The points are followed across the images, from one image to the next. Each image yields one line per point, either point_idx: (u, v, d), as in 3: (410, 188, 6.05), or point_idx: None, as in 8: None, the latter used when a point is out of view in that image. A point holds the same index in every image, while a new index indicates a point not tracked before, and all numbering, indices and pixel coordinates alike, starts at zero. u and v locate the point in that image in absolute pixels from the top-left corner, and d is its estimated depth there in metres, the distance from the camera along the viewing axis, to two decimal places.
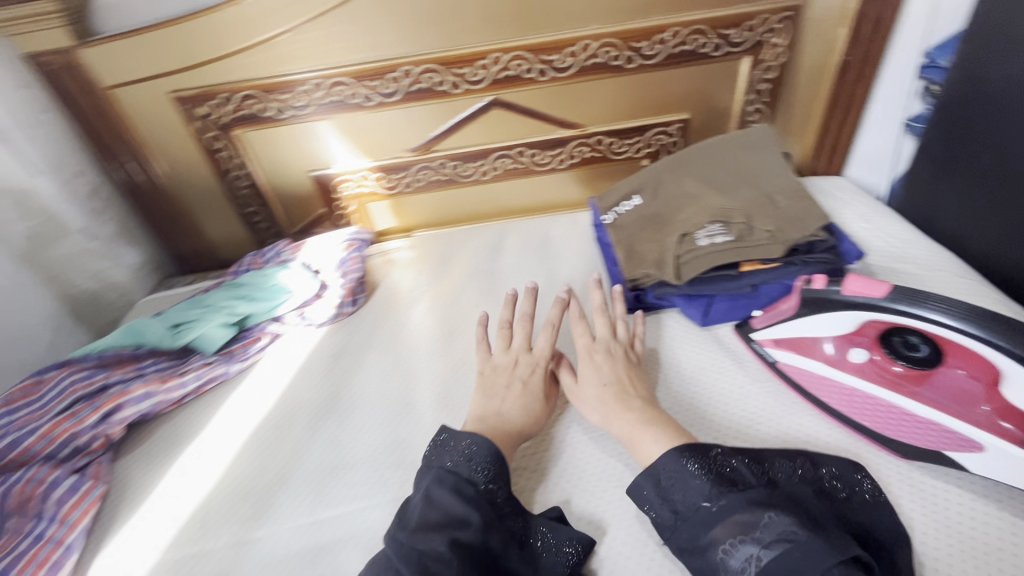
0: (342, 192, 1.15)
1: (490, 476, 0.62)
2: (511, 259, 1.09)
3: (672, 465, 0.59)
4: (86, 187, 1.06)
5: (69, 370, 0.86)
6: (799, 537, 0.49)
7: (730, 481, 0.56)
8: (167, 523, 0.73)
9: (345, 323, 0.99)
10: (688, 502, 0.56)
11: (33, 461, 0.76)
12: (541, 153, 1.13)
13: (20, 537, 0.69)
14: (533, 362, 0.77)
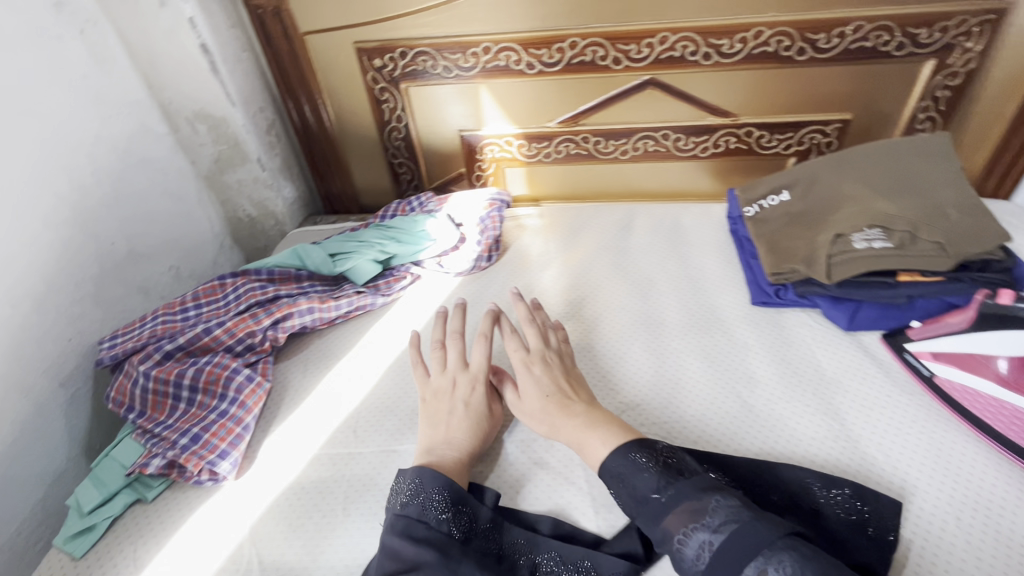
0: (485, 154, 1.20)
1: (446, 488, 0.64)
2: (641, 240, 1.10)
3: (617, 463, 0.63)
4: (265, 122, 1.18)
5: (246, 279, 0.97)
6: (742, 520, 0.53)
7: (672, 472, 0.60)
8: (325, 423, 0.81)
9: (479, 276, 1.05)
10: (640, 497, 0.59)
11: (218, 349, 0.86)
12: (686, 139, 1.13)
13: (207, 411, 0.80)
14: (471, 379, 0.76)
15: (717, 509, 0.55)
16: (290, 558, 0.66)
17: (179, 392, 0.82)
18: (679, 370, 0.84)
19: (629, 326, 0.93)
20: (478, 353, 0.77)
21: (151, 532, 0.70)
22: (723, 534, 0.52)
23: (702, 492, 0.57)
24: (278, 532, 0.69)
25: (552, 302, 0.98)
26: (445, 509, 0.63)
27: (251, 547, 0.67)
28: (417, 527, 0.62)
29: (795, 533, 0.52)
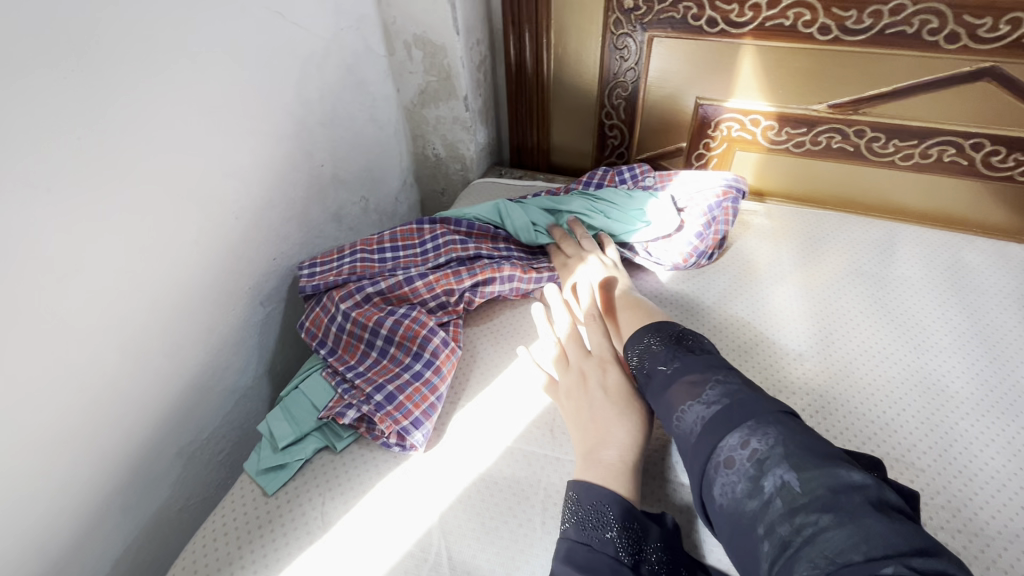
0: (718, 132, 1.01)
1: (618, 508, 0.55)
2: (908, 271, 0.88)
3: (637, 342, 0.65)
4: (479, 56, 1.07)
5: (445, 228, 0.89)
6: (737, 394, 0.51)
7: (683, 348, 0.61)
8: (519, 411, 0.72)
9: (696, 276, 0.90)
10: (654, 377, 0.59)
11: (414, 301, 0.80)
12: (1006, 154, 0.86)
13: (400, 368, 0.74)
14: (599, 362, 0.69)
15: (715, 382, 0.54)
16: (482, 565, 0.58)
17: (373, 340, 0.76)
18: (977, 466, 0.64)
19: (897, 385, 0.72)
20: (595, 335, 0.71)
21: (340, 486, 0.66)
22: (728, 413, 0.50)
23: (706, 368, 0.56)
24: (468, 527, 0.61)
25: (790, 330, 0.80)
26: (619, 535, 0.54)
27: (439, 538, 0.61)
28: (581, 551, 0.52)
29: (790, 413, 0.49)
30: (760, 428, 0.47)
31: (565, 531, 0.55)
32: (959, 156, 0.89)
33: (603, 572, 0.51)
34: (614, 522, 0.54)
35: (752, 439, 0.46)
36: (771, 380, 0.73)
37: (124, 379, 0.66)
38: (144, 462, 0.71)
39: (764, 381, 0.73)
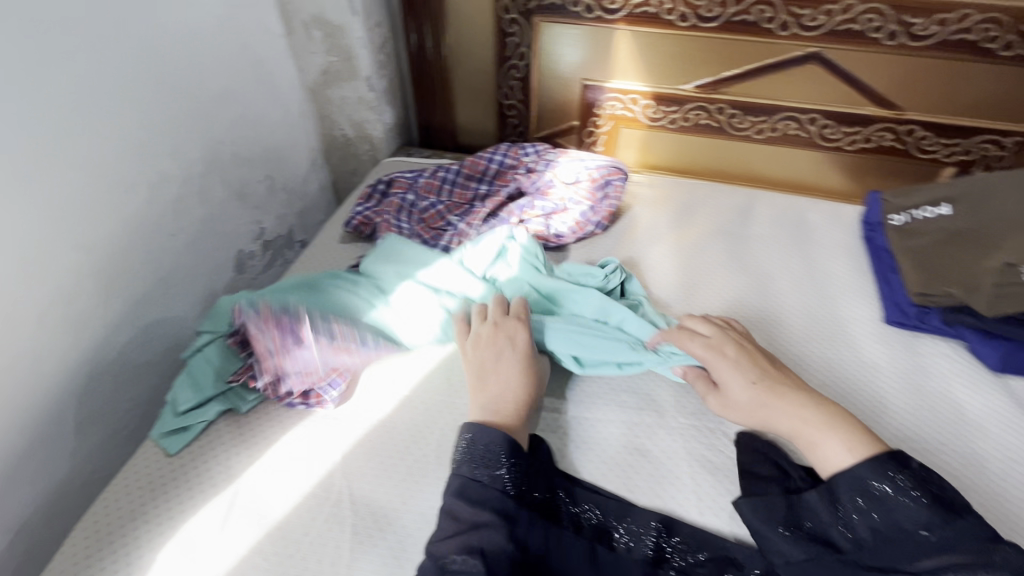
0: (604, 111, 1.11)
1: (506, 447, 0.60)
2: (762, 230, 1.02)
3: (865, 473, 0.55)
4: (381, 38, 1.11)
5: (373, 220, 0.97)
6: (958, 549, 0.49)
7: (948, 505, 0.52)
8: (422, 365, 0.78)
9: (584, 245, 0.98)
10: (875, 524, 0.53)
11: None
12: (835, 127, 1.01)
13: None
14: (512, 325, 0.73)
15: (928, 538, 0.51)
16: (380, 497, 0.64)
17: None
18: (802, 370, 0.78)
19: (748, 318, 0.86)
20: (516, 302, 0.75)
21: (245, 442, 0.70)
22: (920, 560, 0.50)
23: (911, 519, 0.51)
24: (368, 468, 0.67)
25: (660, 279, 0.92)
26: (508, 473, 0.59)
27: (341, 478, 0.66)
28: (472, 488, 0.57)
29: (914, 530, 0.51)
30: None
31: (456, 465, 0.60)
32: (800, 130, 1.03)
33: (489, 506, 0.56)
34: (504, 463, 0.59)
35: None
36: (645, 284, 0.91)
37: (11, 352, 0.66)
38: (43, 436, 0.71)
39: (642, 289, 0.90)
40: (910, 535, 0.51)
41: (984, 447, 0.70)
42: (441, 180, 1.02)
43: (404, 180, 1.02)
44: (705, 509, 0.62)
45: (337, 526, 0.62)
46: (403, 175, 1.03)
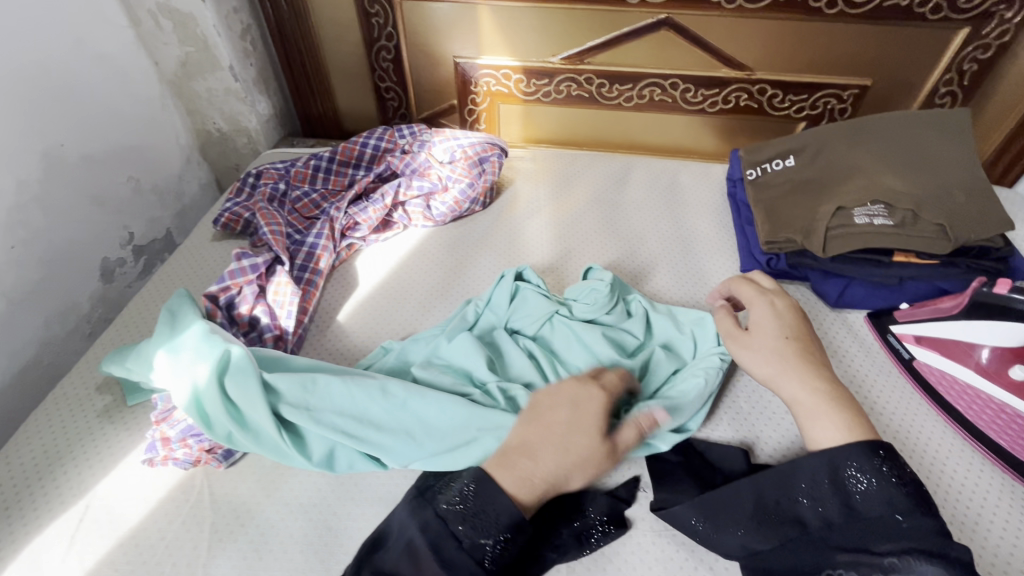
0: (479, 87, 1.13)
1: (474, 478, 0.54)
2: (636, 194, 1.06)
3: (855, 455, 0.54)
4: (240, 24, 1.07)
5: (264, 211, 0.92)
6: (923, 536, 0.49)
7: (926, 500, 0.52)
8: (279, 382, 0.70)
9: (464, 223, 0.99)
10: (855, 507, 0.53)
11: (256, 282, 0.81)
12: (695, 90, 1.06)
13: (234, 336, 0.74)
14: None
15: (898, 523, 0.51)
16: (242, 493, 0.63)
17: (222, 321, 0.75)
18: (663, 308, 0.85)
19: (612, 268, 0.91)
20: None
21: (98, 456, 0.67)
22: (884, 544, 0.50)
23: (888, 506, 0.52)
24: (233, 465, 0.66)
25: (536, 248, 0.94)
26: (458, 500, 0.53)
27: (202, 479, 0.65)
28: (427, 512, 0.52)
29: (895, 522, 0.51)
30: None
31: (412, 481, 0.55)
32: (664, 95, 1.08)
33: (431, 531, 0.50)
34: (466, 490, 0.53)
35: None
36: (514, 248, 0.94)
37: None
38: None
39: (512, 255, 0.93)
40: (881, 519, 0.52)
41: (894, 411, 0.70)
42: (314, 168, 1.00)
43: (274, 170, 0.99)
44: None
45: (195, 527, 0.61)
46: (273, 167, 1.00)
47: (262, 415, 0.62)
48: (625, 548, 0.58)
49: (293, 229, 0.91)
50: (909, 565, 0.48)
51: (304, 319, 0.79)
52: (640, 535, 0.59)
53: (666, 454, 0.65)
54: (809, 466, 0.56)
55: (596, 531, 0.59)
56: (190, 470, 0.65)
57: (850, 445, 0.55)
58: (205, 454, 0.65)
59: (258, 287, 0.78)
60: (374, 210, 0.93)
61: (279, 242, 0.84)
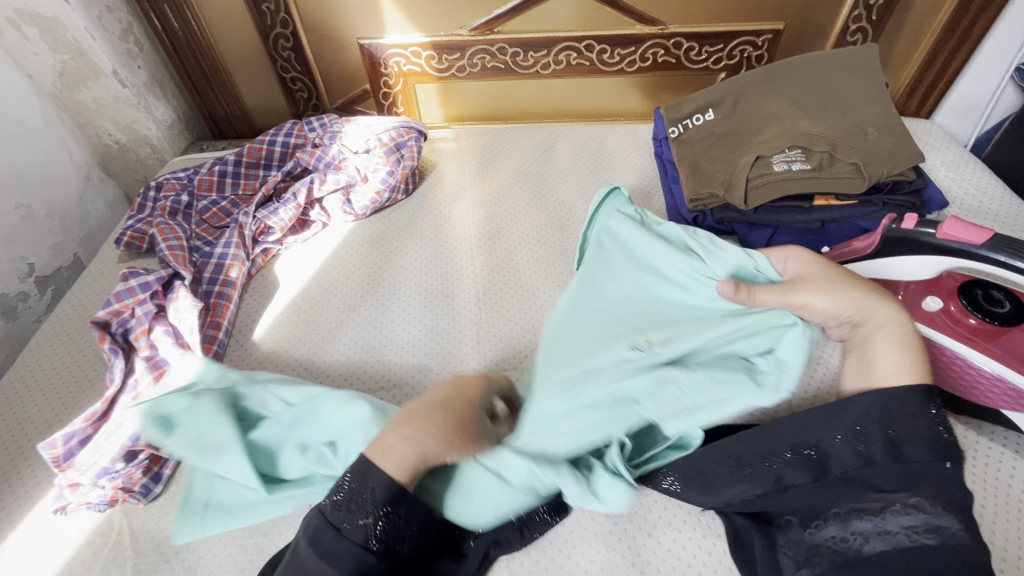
0: (390, 68, 1.08)
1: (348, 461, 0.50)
2: (563, 163, 1.03)
3: (905, 401, 0.51)
4: (119, 25, 0.99)
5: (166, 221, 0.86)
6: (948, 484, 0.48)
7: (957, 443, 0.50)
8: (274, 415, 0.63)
9: (386, 214, 0.95)
10: (897, 451, 0.49)
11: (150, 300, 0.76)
12: (611, 50, 1.04)
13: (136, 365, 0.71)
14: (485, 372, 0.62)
15: (943, 467, 0.48)
16: (166, 527, 0.60)
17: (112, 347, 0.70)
18: None
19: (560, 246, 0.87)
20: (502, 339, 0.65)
21: (5, 512, 0.62)
22: (909, 495, 0.48)
23: (937, 452, 0.49)
24: (155, 500, 0.62)
25: (463, 233, 0.91)
26: (375, 522, 0.48)
27: (121, 518, 0.61)
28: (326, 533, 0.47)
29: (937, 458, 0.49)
30: (952, 524, 0.46)
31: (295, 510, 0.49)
32: (581, 58, 1.05)
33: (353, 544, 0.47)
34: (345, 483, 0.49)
35: (900, 528, 0.47)
36: (441, 237, 0.91)
37: None
38: None
39: (442, 244, 0.90)
40: (927, 465, 0.48)
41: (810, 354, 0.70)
42: (219, 174, 0.95)
43: (175, 181, 0.93)
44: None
45: (117, 569, 0.57)
46: (175, 177, 0.95)
47: (247, 472, 0.58)
48: (567, 533, 0.58)
49: (201, 241, 0.87)
50: (916, 505, 0.47)
51: (215, 333, 0.75)
52: (582, 517, 0.59)
53: None
54: (862, 404, 0.52)
55: (537, 522, 0.57)
56: (107, 511, 0.61)
57: (903, 391, 0.52)
58: (121, 494, 0.61)
59: (153, 307, 0.75)
60: (285, 210, 0.89)
61: (178, 259, 0.80)
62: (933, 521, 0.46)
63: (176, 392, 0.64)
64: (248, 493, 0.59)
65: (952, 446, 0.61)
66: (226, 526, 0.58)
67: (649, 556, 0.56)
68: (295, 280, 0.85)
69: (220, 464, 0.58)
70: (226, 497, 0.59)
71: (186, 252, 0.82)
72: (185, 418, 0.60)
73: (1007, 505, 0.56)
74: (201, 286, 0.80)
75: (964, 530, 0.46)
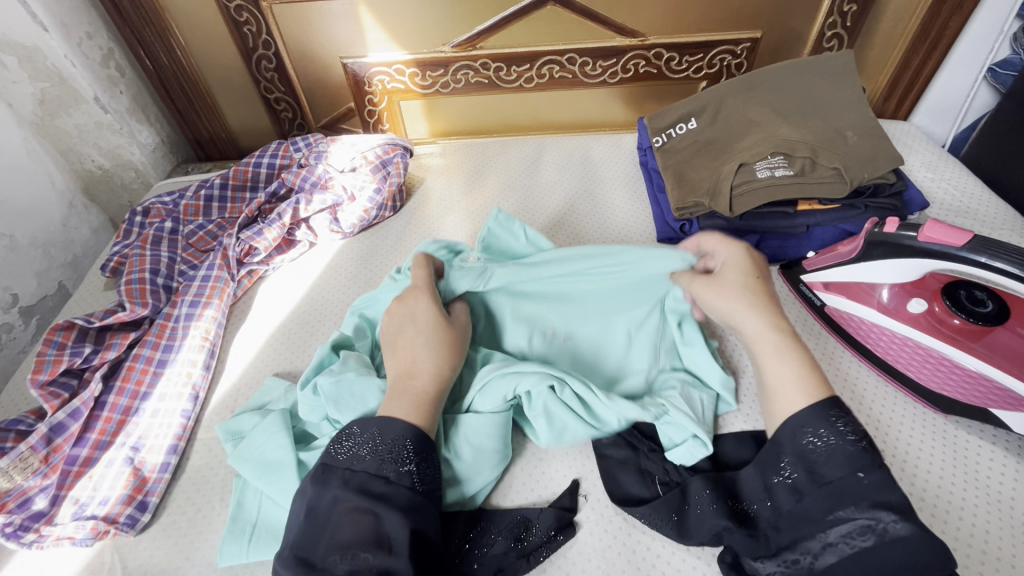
0: (374, 86, 1.08)
1: (414, 441, 0.54)
2: (550, 175, 1.04)
3: (808, 420, 0.52)
4: (99, 51, 0.98)
5: (146, 247, 0.86)
6: (885, 491, 0.47)
7: (878, 449, 0.50)
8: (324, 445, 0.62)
9: (374, 232, 0.95)
10: (815, 471, 0.50)
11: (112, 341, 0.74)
12: (593, 63, 1.05)
13: (95, 407, 0.69)
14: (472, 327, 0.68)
15: (860, 480, 0.48)
16: (159, 561, 0.59)
17: (63, 382, 0.69)
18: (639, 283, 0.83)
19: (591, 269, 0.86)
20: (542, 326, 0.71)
21: None
22: (845, 510, 0.48)
23: (850, 466, 0.49)
24: (145, 531, 0.61)
25: None
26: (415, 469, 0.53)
27: (112, 553, 0.59)
28: (376, 484, 0.51)
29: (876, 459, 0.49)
30: (889, 522, 0.46)
31: (334, 460, 0.54)
32: (563, 71, 1.06)
33: (399, 503, 0.50)
34: (410, 455, 0.53)
35: (839, 539, 0.47)
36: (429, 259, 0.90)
37: None
38: None
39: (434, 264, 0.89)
40: (844, 481, 0.49)
41: (804, 361, 0.71)
42: (206, 198, 0.94)
43: (161, 206, 0.93)
44: (511, 486, 0.63)
45: None
46: (161, 201, 0.94)
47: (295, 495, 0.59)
48: (572, 553, 0.58)
49: (187, 266, 0.86)
50: (860, 513, 0.47)
51: (200, 357, 0.75)
52: (587, 536, 0.59)
53: (611, 448, 0.64)
54: (785, 433, 0.53)
55: (543, 547, 0.57)
56: (95, 545, 0.60)
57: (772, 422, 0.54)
58: (107, 526, 0.59)
59: (90, 350, 0.72)
60: (270, 231, 0.88)
61: (132, 293, 0.79)
62: (864, 527, 0.46)
63: (250, 410, 0.69)
64: None
65: (941, 446, 0.62)
66: (270, 553, 0.57)
67: (652, 570, 0.56)
68: (282, 303, 0.84)
69: (273, 485, 0.60)
70: (275, 520, 0.59)
71: (145, 284, 0.81)
72: (250, 435, 0.64)
73: (995, 506, 0.57)
74: (175, 313, 0.78)
75: None
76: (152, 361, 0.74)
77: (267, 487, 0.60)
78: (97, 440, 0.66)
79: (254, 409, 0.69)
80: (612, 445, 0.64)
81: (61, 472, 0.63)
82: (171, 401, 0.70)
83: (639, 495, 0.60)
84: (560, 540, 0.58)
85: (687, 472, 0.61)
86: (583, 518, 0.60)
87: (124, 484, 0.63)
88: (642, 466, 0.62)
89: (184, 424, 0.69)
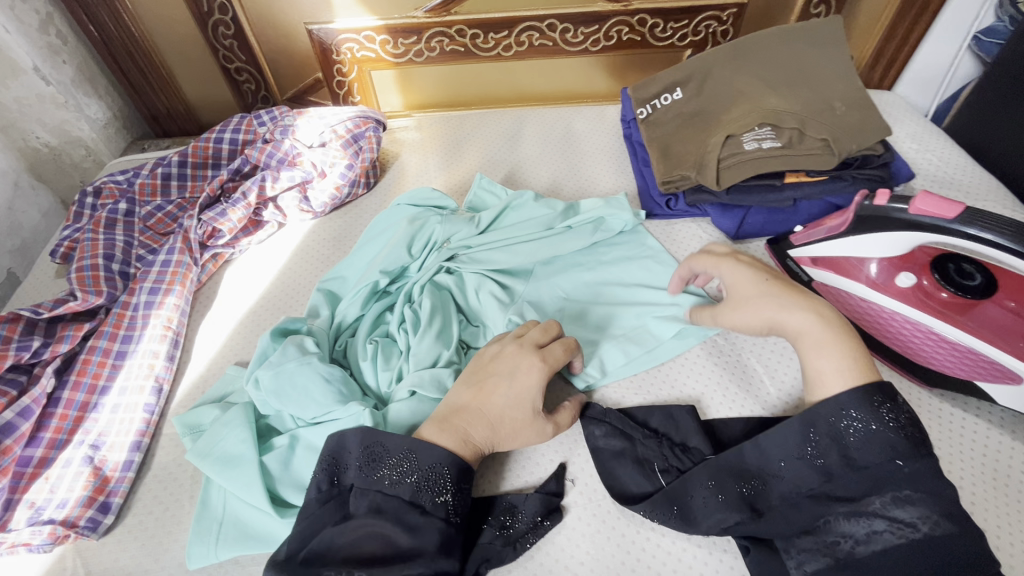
0: (343, 55, 1.01)
1: (454, 470, 0.52)
2: (531, 149, 1.00)
3: (851, 404, 0.51)
4: (37, 16, 0.90)
5: (97, 230, 0.80)
6: (924, 479, 0.47)
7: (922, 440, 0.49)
8: (285, 440, 0.59)
9: (346, 211, 0.90)
10: (851, 456, 0.50)
11: (65, 333, 0.69)
12: (574, 29, 1.00)
13: (49, 405, 0.64)
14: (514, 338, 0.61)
15: (899, 467, 0.48)
16: (126, 564, 0.55)
17: (12, 379, 0.64)
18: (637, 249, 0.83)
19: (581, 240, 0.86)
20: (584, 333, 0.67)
21: None
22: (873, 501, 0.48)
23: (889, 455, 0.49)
24: (109, 534, 0.57)
25: None
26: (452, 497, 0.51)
27: (75, 558, 0.56)
28: (412, 514, 0.49)
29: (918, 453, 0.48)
30: (918, 521, 0.46)
31: (367, 482, 0.51)
32: (543, 39, 1.01)
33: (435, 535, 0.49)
34: (449, 485, 0.51)
35: (887, 527, 0.47)
36: None
37: None
38: None
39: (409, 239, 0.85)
40: (881, 468, 0.49)
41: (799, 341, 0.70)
42: (163, 176, 0.88)
43: (114, 186, 0.87)
44: (498, 473, 0.61)
45: None
46: (113, 180, 0.88)
47: (256, 490, 0.55)
48: (560, 539, 0.56)
49: (145, 250, 0.81)
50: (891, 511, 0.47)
51: (163, 347, 0.70)
52: (577, 522, 0.57)
53: (608, 441, 0.61)
54: (827, 409, 0.51)
55: (530, 534, 0.56)
56: (55, 550, 0.56)
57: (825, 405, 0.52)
58: (66, 531, 0.56)
59: (39, 344, 0.67)
60: (235, 211, 0.83)
61: (85, 281, 0.73)
62: (916, 517, 0.46)
63: (211, 402, 0.65)
64: (263, 518, 0.56)
65: (933, 423, 0.62)
66: (236, 551, 0.54)
67: (641, 553, 0.55)
68: (250, 288, 0.80)
69: (233, 481, 0.56)
70: (239, 515, 0.56)
71: (99, 271, 0.75)
72: (210, 429, 0.61)
73: (993, 482, 0.57)
74: (133, 301, 0.73)
75: (953, 534, 0.45)
76: (110, 353, 0.69)
77: (227, 484, 0.56)
78: (53, 439, 0.62)
79: (215, 401, 0.66)
80: (606, 437, 0.62)
81: (13, 477, 0.59)
82: (132, 394, 0.66)
83: (643, 489, 0.58)
84: (546, 526, 0.56)
85: (687, 460, 0.58)
86: (571, 503, 0.58)
87: (83, 485, 0.59)
88: (638, 456, 0.60)
89: (147, 419, 0.65)
